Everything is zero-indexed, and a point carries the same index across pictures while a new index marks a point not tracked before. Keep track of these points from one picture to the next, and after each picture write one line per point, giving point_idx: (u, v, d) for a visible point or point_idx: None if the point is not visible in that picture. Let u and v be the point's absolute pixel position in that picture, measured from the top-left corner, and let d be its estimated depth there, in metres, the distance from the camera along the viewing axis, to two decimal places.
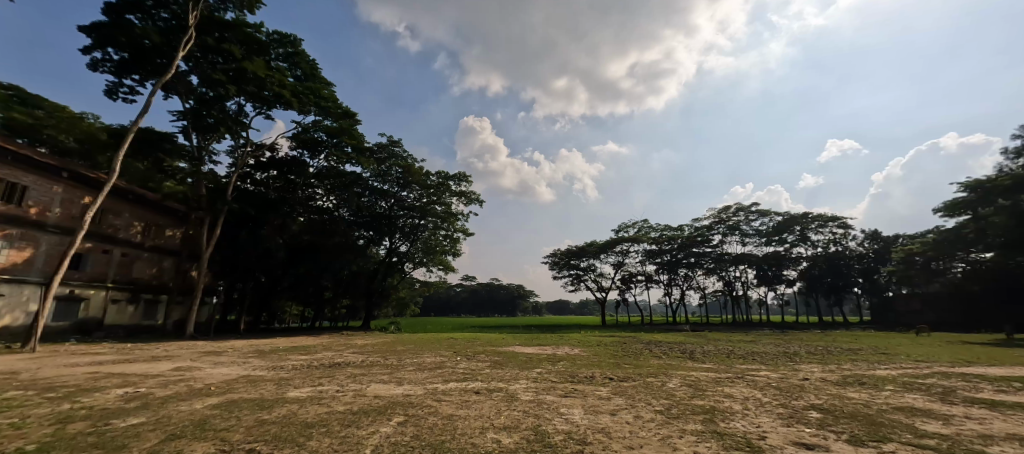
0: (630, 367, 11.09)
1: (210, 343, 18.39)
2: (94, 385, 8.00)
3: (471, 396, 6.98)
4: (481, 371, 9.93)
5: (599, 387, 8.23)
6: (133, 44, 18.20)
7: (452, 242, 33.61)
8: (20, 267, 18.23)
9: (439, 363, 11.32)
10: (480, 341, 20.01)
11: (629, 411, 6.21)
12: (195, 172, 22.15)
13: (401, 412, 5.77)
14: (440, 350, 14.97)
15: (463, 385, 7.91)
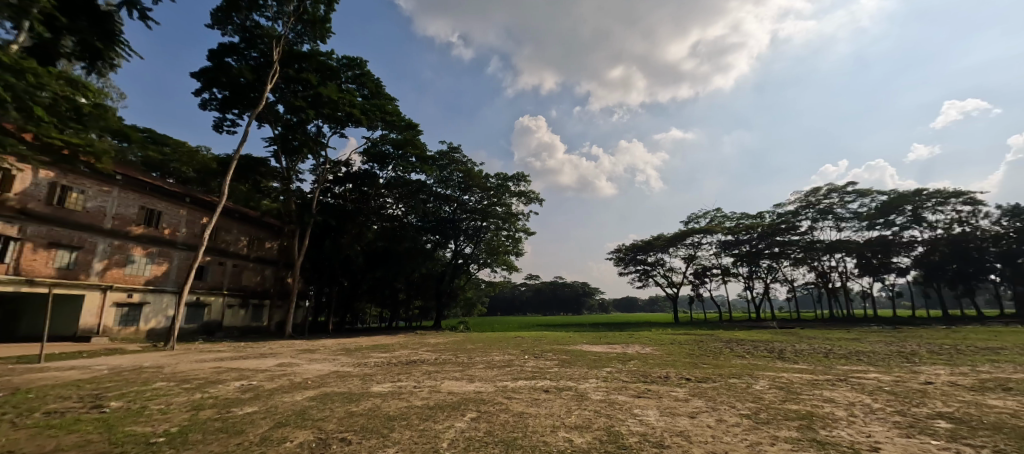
0: (709, 367, 10.75)
1: (305, 343, 20.61)
2: (217, 378, 9.55)
3: (540, 395, 7.32)
4: (549, 369, 10.25)
5: (676, 388, 8.12)
6: (232, 82, 21.04)
7: (514, 242, 34.35)
8: (159, 278, 21.89)
9: (508, 361, 11.88)
10: (547, 340, 20.39)
11: (712, 414, 6.06)
12: (286, 190, 25.00)
13: (474, 408, 6.19)
14: (508, 349, 15.57)
15: (532, 384, 8.26)
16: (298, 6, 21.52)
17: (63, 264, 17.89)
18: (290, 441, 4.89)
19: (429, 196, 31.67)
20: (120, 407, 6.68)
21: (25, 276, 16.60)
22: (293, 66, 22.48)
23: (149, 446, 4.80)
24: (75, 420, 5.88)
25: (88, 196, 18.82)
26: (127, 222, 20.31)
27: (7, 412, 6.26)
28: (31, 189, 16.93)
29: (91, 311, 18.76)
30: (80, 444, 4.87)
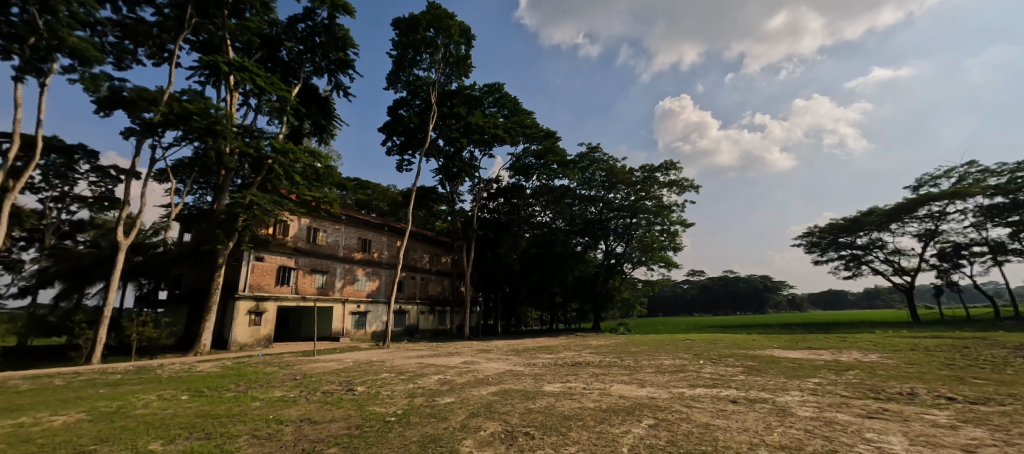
0: (989, 384, 8.24)
1: (480, 344, 23.31)
2: (421, 372, 11.79)
3: (728, 406, 6.73)
4: (734, 377, 9.46)
5: (928, 409, 6.50)
6: (405, 129, 25.76)
7: (670, 236, 32.13)
8: (374, 291, 27.70)
9: (680, 366, 11.42)
10: (724, 344, 18.65)
11: (996, 449, 4.62)
12: (452, 210, 28.91)
13: (651, 415, 6.15)
14: (679, 353, 14.87)
15: (714, 393, 7.77)
16: (445, 52, 24.67)
17: (320, 284, 24.23)
18: (484, 430, 5.71)
19: (574, 199, 32.36)
20: (364, 391, 8.90)
21: (301, 294, 23.12)
22: (447, 103, 26.07)
23: (386, 423, 6.25)
24: (340, 399, 8.10)
25: (328, 233, 25.10)
26: (351, 249, 26.42)
27: (303, 390, 9.04)
28: (298, 231, 23.44)
29: (337, 319, 24.91)
30: (344, 417, 6.64)
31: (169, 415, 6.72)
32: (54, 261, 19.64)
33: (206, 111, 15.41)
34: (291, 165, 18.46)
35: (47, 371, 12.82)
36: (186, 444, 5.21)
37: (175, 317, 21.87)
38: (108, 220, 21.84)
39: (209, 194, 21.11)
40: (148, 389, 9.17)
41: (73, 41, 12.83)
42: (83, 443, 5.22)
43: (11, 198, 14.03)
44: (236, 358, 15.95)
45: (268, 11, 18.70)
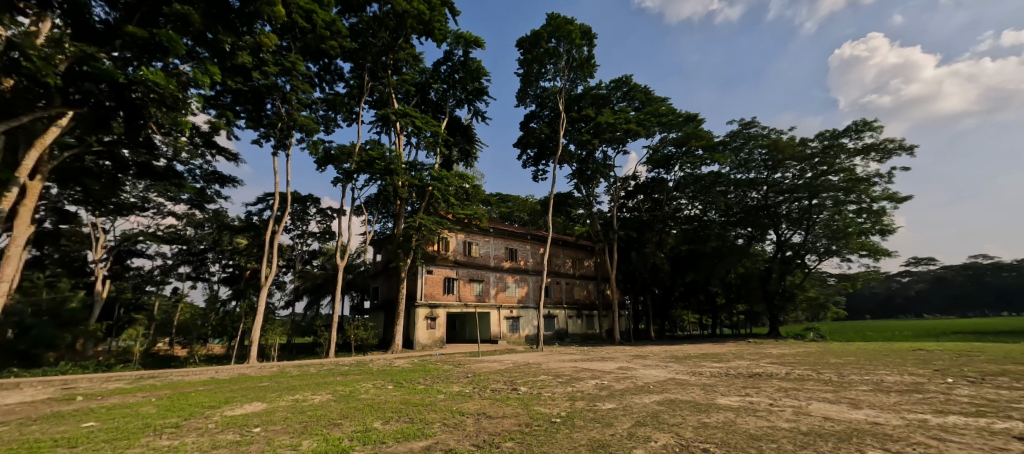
0: None
1: (633, 348, 22.39)
2: (579, 375, 11.91)
3: (1003, 443, 5.02)
4: (1010, 405, 7.00)
5: None
6: (537, 140, 26.82)
7: (871, 217, 25.23)
8: (524, 297, 29.22)
9: (911, 385, 8.99)
10: (983, 357, 14.00)
11: None
12: (590, 213, 28.73)
13: (875, 445, 5.00)
14: (906, 367, 11.74)
15: (973, 423, 5.90)
16: (568, 58, 24.77)
17: (478, 293, 26.67)
18: (656, 441, 5.41)
19: (728, 186, 27.94)
20: (527, 391, 9.41)
21: (463, 301, 25.83)
22: (574, 107, 26.17)
23: (553, 423, 6.44)
24: (508, 397, 8.72)
25: (480, 245, 27.60)
26: (501, 259, 28.48)
27: (475, 387, 10.03)
28: (456, 246, 26.34)
29: (495, 323, 27.04)
30: (514, 415, 7.08)
31: (380, 401, 8.23)
32: (301, 281, 26.12)
33: (383, 156, 19.00)
34: (446, 189, 21.01)
35: (300, 362, 17.08)
36: (397, 426, 6.28)
37: (375, 322, 26.85)
38: (328, 249, 28.09)
39: (390, 221, 25.56)
40: (364, 379, 11.42)
41: (301, 118, 16.69)
42: (331, 417, 6.77)
43: (276, 234, 19.44)
44: (420, 357, 18.61)
45: (417, 61, 21.70)
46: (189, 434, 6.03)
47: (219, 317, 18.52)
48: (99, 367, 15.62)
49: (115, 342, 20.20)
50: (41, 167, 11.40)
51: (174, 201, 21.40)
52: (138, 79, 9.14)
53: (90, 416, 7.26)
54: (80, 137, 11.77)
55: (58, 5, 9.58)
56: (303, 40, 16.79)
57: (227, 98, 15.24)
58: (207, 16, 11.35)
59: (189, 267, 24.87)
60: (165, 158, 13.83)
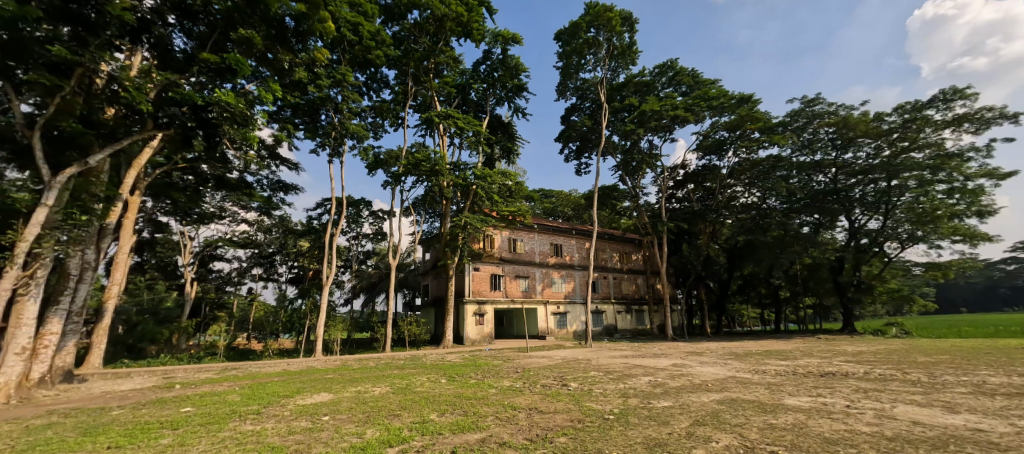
0: None
1: (689, 345, 21.53)
2: (630, 372, 11.63)
3: None
4: None
5: None
6: (579, 133, 26.45)
7: (965, 197, 22.48)
8: (571, 293, 28.94)
9: (1019, 388, 7.95)
10: None
11: None
12: (636, 206, 27.91)
13: None
14: (1013, 368, 10.37)
15: None
16: (608, 47, 24.11)
17: (524, 288, 26.81)
18: (717, 442, 5.17)
19: (790, 170, 26.18)
20: (578, 387, 9.33)
21: (510, 297, 26.08)
22: (617, 97, 25.46)
23: (607, 420, 6.33)
24: (559, 393, 8.68)
25: (525, 242, 27.72)
26: (546, 255, 28.43)
27: (525, 382, 10.09)
28: (500, 242, 26.66)
29: (543, 319, 27.07)
30: (566, 410, 7.03)
31: (435, 394, 8.52)
32: (357, 280, 27.56)
33: (428, 158, 19.49)
34: (489, 187, 21.30)
35: (360, 356, 18.04)
36: (452, 418, 6.45)
37: (427, 318, 27.77)
38: (380, 249, 29.39)
39: (437, 221, 26.27)
40: (418, 373, 11.84)
41: (351, 126, 17.57)
42: (392, 408, 7.09)
43: (334, 237, 20.66)
44: (470, 352, 19.01)
45: (457, 63, 22.06)
46: (269, 420, 6.57)
47: (288, 314, 19.88)
48: (190, 359, 17.37)
49: (203, 336, 22.41)
50: (139, 184, 12.82)
51: (246, 209, 23.29)
52: (213, 101, 9.88)
53: (187, 402, 8.13)
54: (168, 156, 13.00)
55: (147, 39, 10.26)
56: (351, 52, 17.55)
57: (287, 113, 16.33)
58: (268, 37, 12.10)
59: (261, 269, 27.00)
60: (237, 170, 15.07)
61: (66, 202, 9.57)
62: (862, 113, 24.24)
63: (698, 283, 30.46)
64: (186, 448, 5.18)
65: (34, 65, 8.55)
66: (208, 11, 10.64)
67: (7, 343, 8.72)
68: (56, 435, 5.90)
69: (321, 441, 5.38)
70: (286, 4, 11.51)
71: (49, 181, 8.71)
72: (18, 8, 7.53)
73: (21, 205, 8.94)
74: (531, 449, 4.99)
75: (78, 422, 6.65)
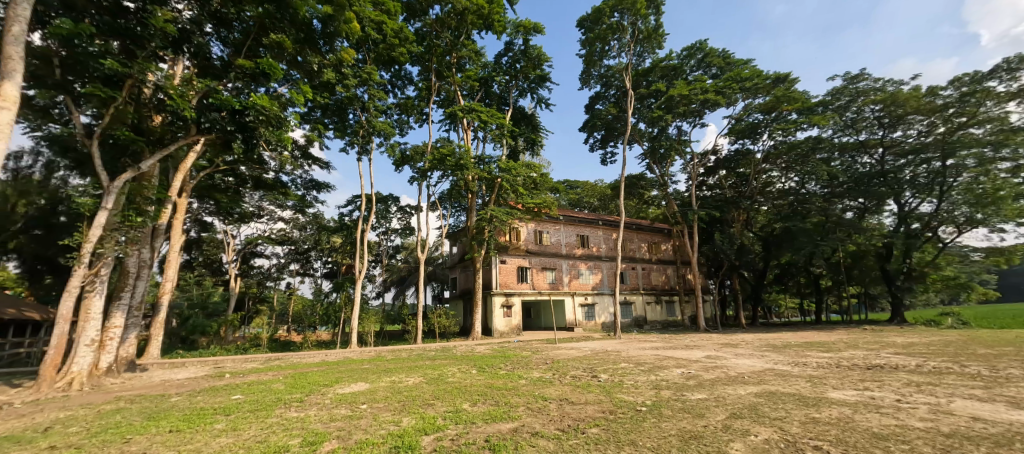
0: None
1: (723, 336, 21.00)
2: (662, 364, 11.45)
3: None
4: None
5: None
6: (604, 122, 26.00)
7: None
8: (598, 284, 28.65)
9: None
10: None
11: None
12: (665, 195, 27.25)
13: None
14: None
15: None
16: (633, 31, 23.48)
17: (551, 280, 26.78)
18: (756, 436, 5.03)
19: (832, 151, 25.08)
20: (608, 378, 9.27)
21: (537, 289, 26.11)
22: (643, 83, 24.78)
23: (639, 412, 6.28)
24: (589, 384, 8.64)
25: (551, 234, 27.68)
26: (572, 247, 28.28)
27: (555, 373, 10.10)
28: (526, 235, 26.73)
29: (571, 310, 27.02)
30: (597, 401, 7.01)
31: (466, 384, 8.67)
32: (388, 274, 28.27)
33: (453, 153, 19.62)
34: (515, 179, 21.33)
35: (393, 348, 18.59)
36: (484, 408, 6.55)
37: (456, 310, 28.22)
38: (409, 243, 30.04)
39: (463, 214, 26.54)
40: (449, 364, 12.06)
41: (378, 124, 17.93)
42: (425, 398, 7.28)
43: (365, 233, 21.23)
44: (499, 343, 19.20)
45: (479, 56, 22.04)
46: (312, 407, 6.88)
47: (324, 307, 20.63)
48: (236, 350, 18.38)
49: (247, 329, 23.63)
50: (185, 186, 13.54)
51: (282, 208, 24.24)
52: (249, 105, 10.29)
53: (236, 390, 8.63)
54: (210, 159, 13.67)
55: (187, 48, 10.66)
56: (376, 50, 17.84)
57: (317, 113, 16.80)
58: (297, 41, 12.37)
59: (298, 264, 28.14)
60: (273, 170, 15.68)
61: (123, 206, 10.24)
62: (913, 88, 22.65)
63: (731, 273, 29.53)
64: (238, 433, 5.52)
65: (89, 78, 9.19)
66: (241, 18, 11.11)
67: (78, 336, 9.49)
68: (124, 419, 6.40)
69: (361, 428, 5.59)
70: (313, 6, 11.75)
71: (108, 187, 9.35)
72: (74, 26, 8.21)
73: (84, 209, 9.61)
74: (563, 439, 5.02)
75: (142, 408, 7.19)
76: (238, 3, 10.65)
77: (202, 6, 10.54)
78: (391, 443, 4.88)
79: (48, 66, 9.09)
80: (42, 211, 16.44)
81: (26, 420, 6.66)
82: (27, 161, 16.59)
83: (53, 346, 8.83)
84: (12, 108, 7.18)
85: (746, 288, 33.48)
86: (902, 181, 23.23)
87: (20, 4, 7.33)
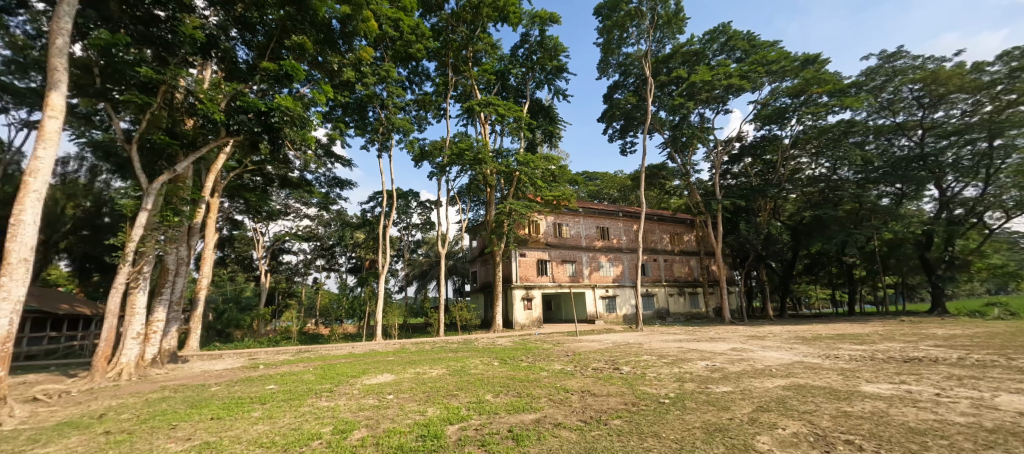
0: None
1: (749, 328, 20.60)
2: (686, 356, 11.31)
3: None
4: None
5: None
6: (623, 111, 25.62)
7: None
8: (619, 276, 28.38)
9: None
10: None
11: None
12: (687, 184, 26.73)
13: None
14: None
15: None
16: (653, 17, 22.94)
17: (571, 273, 26.73)
18: (784, 429, 4.95)
19: (866, 134, 24.07)
20: (631, 371, 9.23)
21: (557, 281, 26.09)
22: (663, 70, 24.23)
23: (663, 404, 6.25)
24: (611, 376, 8.65)
25: (570, 226, 27.61)
26: (592, 239, 28.11)
27: (577, 366, 10.12)
28: (546, 228, 26.73)
29: (592, 303, 26.92)
30: (620, 393, 7.01)
31: (489, 376, 8.80)
32: (409, 268, 28.82)
33: (471, 147, 19.68)
34: (533, 172, 21.25)
35: (417, 340, 18.99)
36: (507, 399, 6.64)
37: (477, 303, 28.53)
38: (429, 238, 30.46)
39: (482, 208, 26.73)
40: (471, 356, 12.22)
41: (397, 121, 18.15)
42: (449, 389, 7.43)
43: (387, 228, 21.62)
44: (520, 336, 19.37)
45: (496, 49, 21.99)
46: (341, 397, 7.13)
47: (350, 301, 21.17)
48: (269, 343, 19.14)
49: (278, 322, 24.50)
50: (217, 186, 14.07)
51: (307, 205, 24.90)
52: (274, 106, 10.54)
53: (271, 380, 9.02)
54: (239, 160, 14.11)
55: (215, 54, 11.02)
56: (394, 47, 18.06)
57: (339, 112, 17.10)
58: (317, 41, 12.52)
59: (324, 260, 28.95)
60: (298, 169, 16.06)
61: (161, 206, 10.71)
62: (956, 64, 21.45)
63: (757, 263, 28.80)
64: (274, 420, 5.77)
65: (127, 85, 9.65)
66: (264, 22, 11.41)
67: (126, 329, 10.04)
68: (168, 408, 6.76)
69: (388, 417, 5.75)
70: (332, 7, 11.90)
71: (148, 188, 9.80)
72: (111, 36, 8.56)
73: (127, 210, 10.10)
74: (586, 431, 5.04)
75: (184, 397, 7.59)
76: (261, 7, 11.01)
77: (227, 11, 10.86)
78: (417, 432, 5.02)
79: (89, 75, 9.56)
80: (88, 213, 17.43)
81: (83, 407, 7.14)
82: (73, 166, 17.51)
83: (103, 339, 9.38)
84: (60, 116, 7.63)
85: (773, 278, 32.62)
86: (944, 164, 22.09)
87: (63, 17, 7.71)
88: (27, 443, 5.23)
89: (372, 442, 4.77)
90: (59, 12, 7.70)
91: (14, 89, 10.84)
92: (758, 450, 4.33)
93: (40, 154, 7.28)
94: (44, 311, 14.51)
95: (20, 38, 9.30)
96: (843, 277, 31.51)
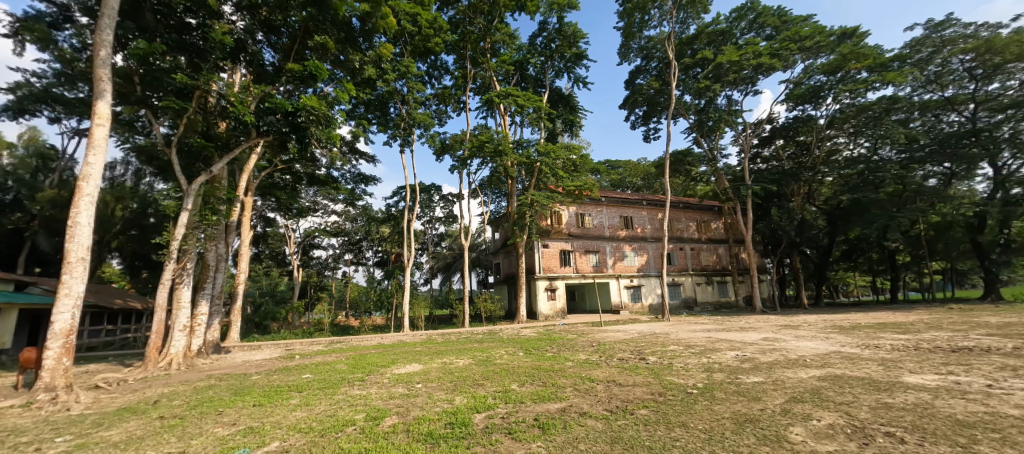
0: None
1: (782, 318, 20.05)
2: (715, 347, 11.05)
3: None
4: None
5: None
6: (646, 97, 24.99)
7: None
8: (644, 266, 27.99)
9: None
10: None
11: None
12: (714, 170, 26.11)
13: None
14: None
15: None
16: None
17: (595, 263, 26.57)
18: (819, 421, 4.83)
19: (910, 111, 22.77)
20: (657, 361, 9.12)
21: (580, 272, 26.00)
22: (687, 51, 23.50)
23: (691, 394, 6.17)
24: (637, 366, 8.58)
25: (593, 216, 27.38)
26: (616, 229, 27.79)
27: (602, 356, 10.10)
28: (568, 218, 26.62)
29: (616, 293, 26.71)
30: (646, 384, 6.96)
31: (514, 366, 8.90)
32: (434, 261, 29.17)
33: (491, 139, 19.60)
34: (554, 162, 21.06)
35: (443, 331, 19.30)
36: (533, 388, 6.72)
37: (500, 294, 28.88)
38: (452, 231, 30.90)
39: (503, 200, 26.86)
40: (496, 347, 12.32)
41: (417, 115, 18.33)
42: (475, 378, 7.58)
43: (411, 222, 21.89)
44: (545, 326, 19.49)
45: (514, 39, 21.87)
46: (372, 386, 7.39)
47: (377, 293, 21.81)
48: (303, 334, 19.90)
49: (310, 314, 25.35)
50: (250, 186, 14.65)
51: (334, 201, 25.69)
52: (300, 106, 10.75)
53: (306, 370, 9.43)
54: (270, 160, 14.58)
55: (245, 59, 11.40)
56: (413, 43, 18.20)
57: (362, 110, 17.47)
58: (339, 41, 12.70)
59: (352, 254, 29.84)
60: (325, 167, 16.37)
61: (200, 206, 11.21)
62: (1013, 31, 19.95)
63: (791, 250, 27.77)
64: (311, 408, 6.02)
65: (165, 92, 10.10)
66: (288, 23, 11.69)
67: (173, 322, 10.57)
68: (215, 395, 7.18)
69: (417, 405, 5.93)
70: (351, 5, 11.95)
71: (187, 189, 10.24)
72: (148, 45, 8.95)
73: (169, 210, 10.63)
74: (611, 420, 5.06)
75: (229, 385, 8.04)
76: (284, 9, 11.28)
77: (253, 15, 11.27)
78: (446, 420, 5.16)
79: (130, 85, 10.03)
80: (135, 214, 18.51)
81: (138, 394, 7.65)
82: (120, 171, 18.80)
83: (155, 331, 9.96)
84: (107, 124, 8.09)
85: (808, 265, 31.41)
86: (999, 139, 20.69)
87: (104, 30, 8.09)
88: (94, 426, 5.66)
89: (403, 428, 4.94)
90: (101, 25, 8.09)
91: (64, 100, 11.53)
92: (791, 442, 4.25)
93: (90, 160, 7.76)
94: (101, 306, 15.45)
95: (68, 51, 9.83)
96: (884, 263, 29.98)
